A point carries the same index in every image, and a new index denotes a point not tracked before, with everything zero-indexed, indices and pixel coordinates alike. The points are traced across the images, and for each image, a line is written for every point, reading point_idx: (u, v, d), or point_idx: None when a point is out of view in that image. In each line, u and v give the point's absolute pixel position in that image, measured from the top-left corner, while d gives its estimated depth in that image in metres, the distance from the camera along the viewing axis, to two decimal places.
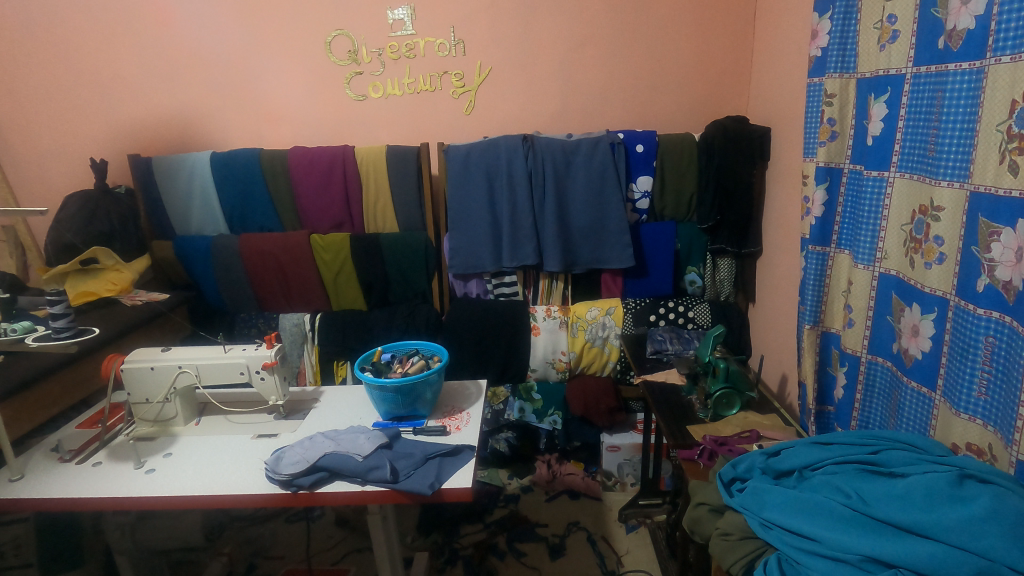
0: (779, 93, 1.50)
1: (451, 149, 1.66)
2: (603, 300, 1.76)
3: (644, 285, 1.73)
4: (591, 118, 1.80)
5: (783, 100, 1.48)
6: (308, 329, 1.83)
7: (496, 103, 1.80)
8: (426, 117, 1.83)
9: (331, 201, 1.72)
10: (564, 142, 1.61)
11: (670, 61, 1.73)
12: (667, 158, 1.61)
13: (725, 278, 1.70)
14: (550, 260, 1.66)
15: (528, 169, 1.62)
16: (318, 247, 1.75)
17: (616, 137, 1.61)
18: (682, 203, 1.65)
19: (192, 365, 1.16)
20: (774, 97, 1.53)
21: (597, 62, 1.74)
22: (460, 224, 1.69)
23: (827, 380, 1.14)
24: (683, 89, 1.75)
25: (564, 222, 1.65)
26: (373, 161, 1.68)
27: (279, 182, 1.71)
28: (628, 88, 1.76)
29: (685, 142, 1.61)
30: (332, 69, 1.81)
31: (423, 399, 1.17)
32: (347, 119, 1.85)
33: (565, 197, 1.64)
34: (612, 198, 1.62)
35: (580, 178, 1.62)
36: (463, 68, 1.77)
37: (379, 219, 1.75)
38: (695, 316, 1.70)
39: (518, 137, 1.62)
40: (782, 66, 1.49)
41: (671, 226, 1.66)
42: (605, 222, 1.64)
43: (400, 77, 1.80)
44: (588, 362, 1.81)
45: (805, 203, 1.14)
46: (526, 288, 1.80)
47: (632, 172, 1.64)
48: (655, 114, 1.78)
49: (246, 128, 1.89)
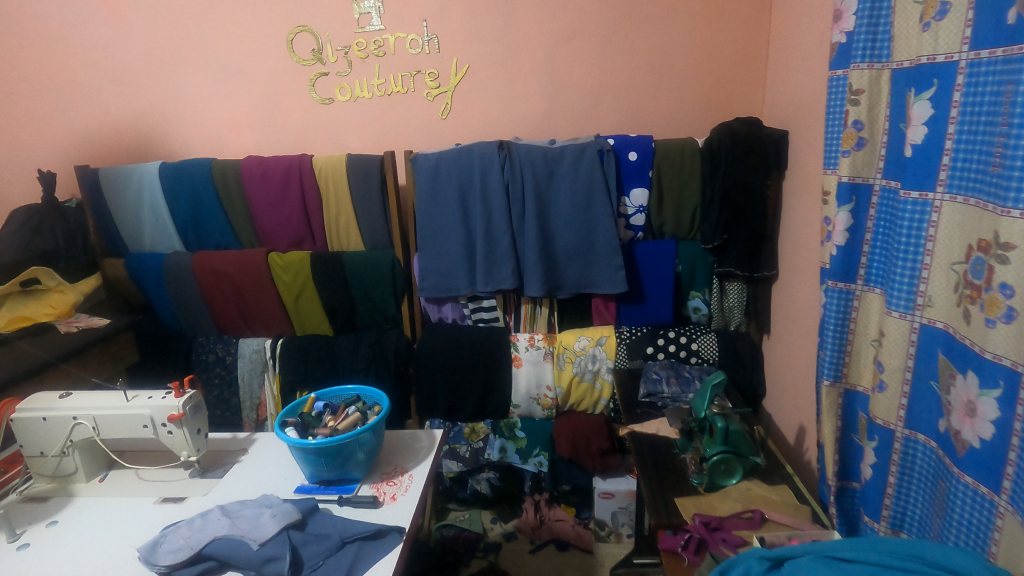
0: (798, 89, 1.26)
1: (420, 158, 1.46)
2: (594, 328, 1.55)
3: (641, 312, 1.51)
4: (582, 122, 1.58)
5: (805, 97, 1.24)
6: (268, 356, 1.66)
7: (475, 105, 1.60)
8: (399, 123, 1.64)
9: (289, 216, 1.54)
10: (545, 149, 1.40)
11: (671, 55, 1.51)
12: (665, 167, 1.38)
13: (735, 305, 1.46)
14: (530, 285, 1.45)
15: (505, 181, 1.42)
16: (276, 267, 1.58)
17: (605, 143, 1.39)
18: (684, 219, 1.42)
19: (89, 417, 1.00)
20: (792, 95, 1.30)
21: (588, 58, 1.53)
22: (430, 243, 1.50)
23: (852, 450, 0.91)
24: (687, 87, 1.52)
25: (546, 240, 1.44)
26: (332, 172, 1.49)
27: (232, 195, 1.55)
28: (624, 87, 1.54)
29: (688, 147, 1.38)
30: (296, 70, 1.64)
31: (355, 461, 0.98)
32: (313, 124, 1.68)
33: (547, 212, 1.43)
34: (602, 212, 1.40)
35: (565, 190, 1.41)
36: (438, 67, 1.58)
37: (342, 237, 1.57)
38: (700, 350, 1.47)
39: (493, 144, 1.42)
40: (802, 58, 1.25)
41: (672, 245, 1.44)
42: (593, 240, 1.43)
43: (369, 78, 1.62)
44: (577, 399, 1.59)
45: (825, 225, 0.89)
46: (506, 313, 1.60)
47: (625, 184, 1.41)
48: (655, 116, 1.56)
49: (206, 135, 1.73)
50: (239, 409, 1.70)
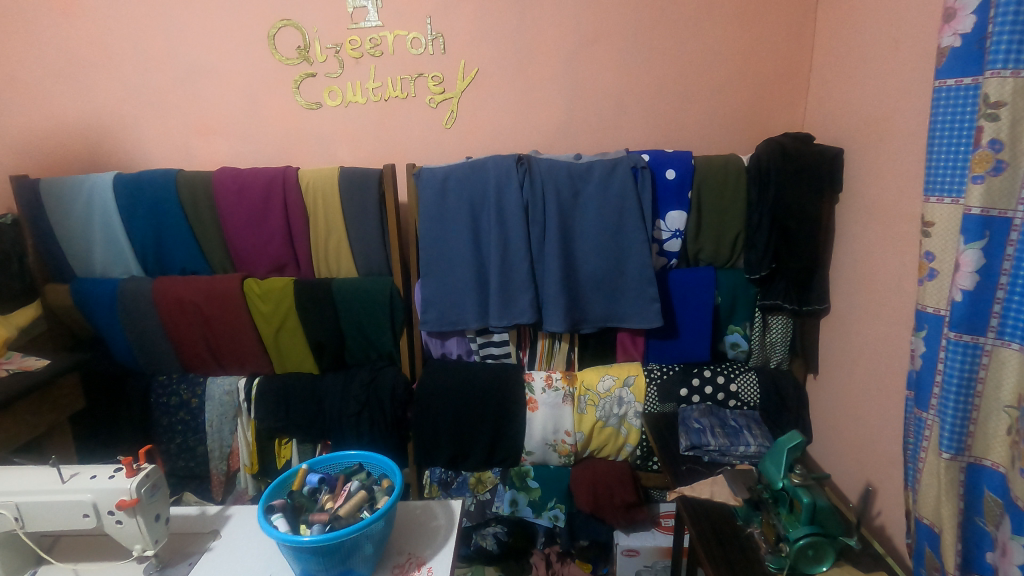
0: (859, 103, 1.12)
1: (424, 172, 1.28)
2: (620, 366, 1.38)
3: (673, 349, 1.34)
4: (604, 135, 1.42)
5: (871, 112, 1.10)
6: (242, 398, 1.44)
7: (485, 115, 1.42)
8: (397, 133, 1.45)
9: (269, 237, 1.33)
10: (570, 165, 1.24)
11: (704, 64, 1.36)
12: (705, 187, 1.23)
13: (778, 340, 1.31)
14: (551, 320, 1.27)
15: (524, 201, 1.24)
16: (254, 296, 1.36)
17: (638, 158, 1.22)
18: (725, 246, 1.26)
19: (9, 505, 0.77)
20: (849, 109, 1.16)
21: (612, 64, 1.37)
22: (436, 271, 1.31)
23: (975, 536, 0.77)
24: (720, 99, 1.38)
25: (569, 268, 1.26)
26: (322, 188, 1.28)
27: (201, 213, 1.32)
28: (652, 98, 1.39)
29: (732, 165, 1.22)
30: (279, 70, 1.43)
31: (360, 555, 0.78)
32: (297, 132, 1.47)
33: (571, 237, 1.26)
34: (634, 238, 1.24)
35: (592, 213, 1.24)
36: (443, 70, 1.40)
37: (332, 261, 1.36)
38: (739, 392, 1.31)
39: (511, 158, 1.24)
40: (865, 68, 1.11)
41: (711, 274, 1.28)
42: (623, 268, 1.26)
43: (363, 80, 1.42)
44: (599, 445, 1.40)
45: (925, 259, 0.82)
46: (520, 349, 1.41)
47: (659, 205, 1.25)
48: (685, 130, 1.41)
49: (171, 143, 1.51)
50: (206, 460, 1.46)
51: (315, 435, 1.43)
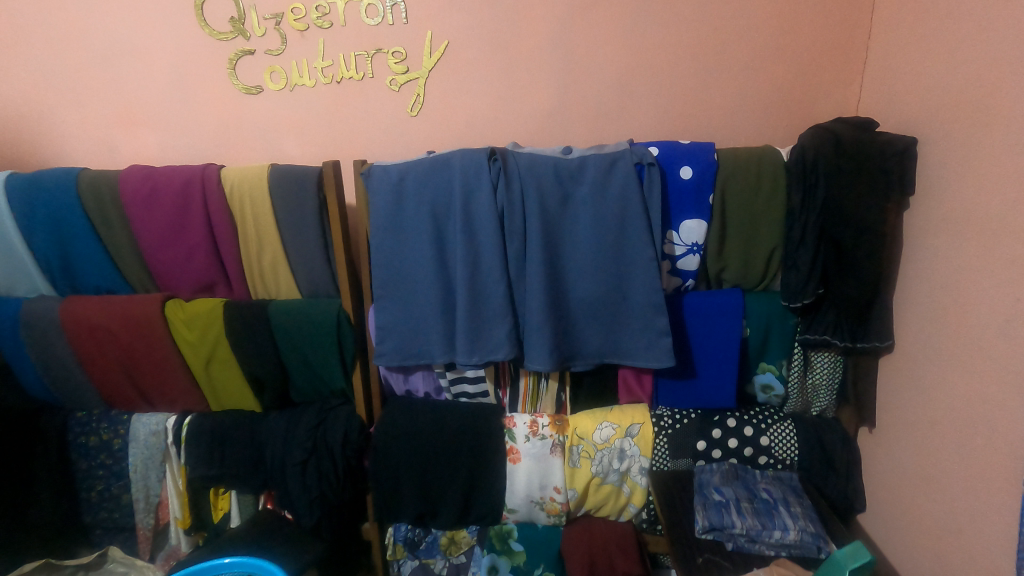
0: (956, 84, 0.85)
1: (376, 170, 1.02)
2: (622, 410, 1.11)
3: (689, 392, 1.07)
4: (604, 123, 1.15)
5: (972, 89, 0.81)
6: (170, 441, 1.21)
7: (458, 99, 1.16)
8: (353, 123, 1.20)
9: (191, 252, 1.09)
10: (556, 160, 0.97)
11: (732, 32, 1.08)
12: (731, 189, 0.95)
13: (823, 383, 1.03)
14: (534, 357, 1.01)
15: (498, 208, 0.98)
16: (176, 322, 1.13)
17: (645, 153, 0.94)
18: (756, 265, 0.98)
19: None
20: (940, 90, 0.88)
21: (614, 35, 1.10)
22: (394, 293, 1.06)
23: None
24: (751, 77, 1.10)
25: (556, 292, 1.00)
26: (250, 191, 1.03)
27: (110, 222, 1.09)
28: (664, 77, 1.11)
29: (768, 158, 0.94)
30: (211, 48, 1.19)
31: None
32: (237, 123, 1.23)
33: (558, 252, 0.99)
34: (638, 254, 0.97)
35: (586, 222, 0.97)
36: (406, 44, 1.14)
37: (269, 279, 1.11)
38: (771, 447, 1.05)
39: (482, 151, 0.98)
40: (973, 32, 0.82)
41: (738, 300, 1.00)
42: (624, 292, 1.00)
43: (310, 58, 1.17)
44: (597, 503, 1.13)
45: None
46: (499, 388, 1.15)
47: (671, 212, 0.97)
48: (706, 116, 1.13)
49: (92, 137, 1.28)
50: (131, 511, 1.25)
51: (256, 486, 1.19)
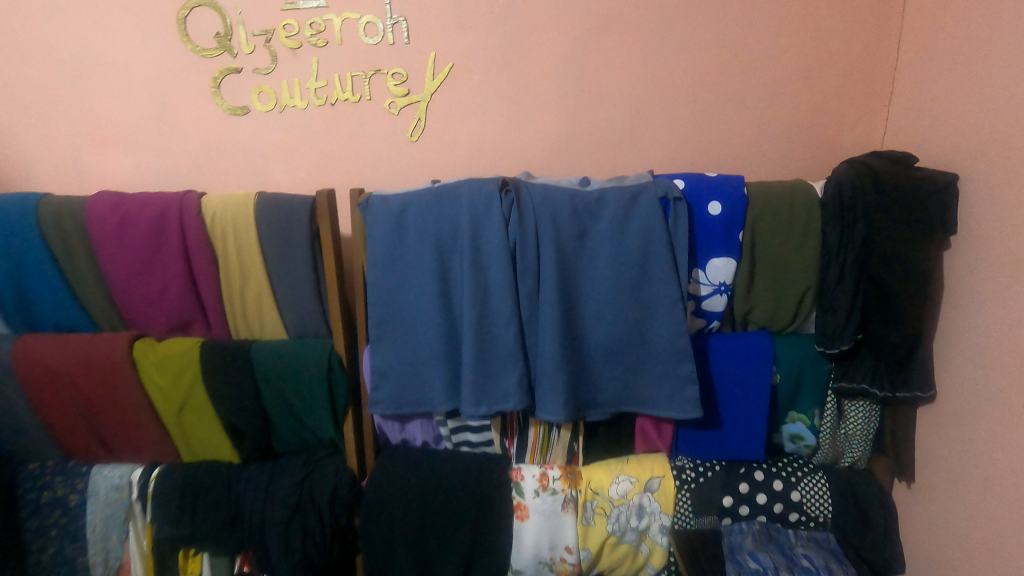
0: (1002, 120, 0.80)
1: (375, 201, 0.94)
2: (639, 462, 1.02)
3: (712, 442, 0.99)
4: (618, 152, 1.08)
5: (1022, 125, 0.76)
6: (134, 497, 1.08)
7: (461, 125, 1.09)
8: (347, 148, 1.12)
9: (165, 287, 0.98)
10: (574, 193, 0.89)
11: (753, 60, 1.02)
12: (762, 226, 0.88)
13: (857, 434, 0.95)
14: (546, 407, 0.92)
15: (509, 243, 0.89)
16: (146, 364, 1.01)
17: (670, 186, 0.87)
18: (786, 307, 0.91)
19: None
20: (983, 125, 0.83)
21: (629, 60, 1.04)
22: (393, 334, 0.97)
23: None
24: (772, 107, 1.04)
25: (571, 336, 0.92)
26: (234, 222, 0.93)
27: (74, 253, 0.98)
28: (681, 106, 1.05)
29: (800, 194, 0.88)
30: (193, 64, 1.10)
31: None
32: (219, 146, 1.14)
33: (574, 292, 0.91)
34: (662, 295, 0.89)
35: (605, 260, 0.89)
36: (406, 65, 1.06)
37: (252, 317, 1.00)
38: (802, 503, 0.97)
39: (493, 181, 0.89)
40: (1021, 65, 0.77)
41: (769, 345, 0.93)
42: (645, 335, 0.92)
43: (303, 78, 1.09)
44: (610, 564, 1.03)
45: None
46: (505, 437, 1.05)
47: (698, 250, 0.89)
48: (725, 147, 1.07)
49: (58, 158, 1.17)
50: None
51: (231, 548, 1.07)
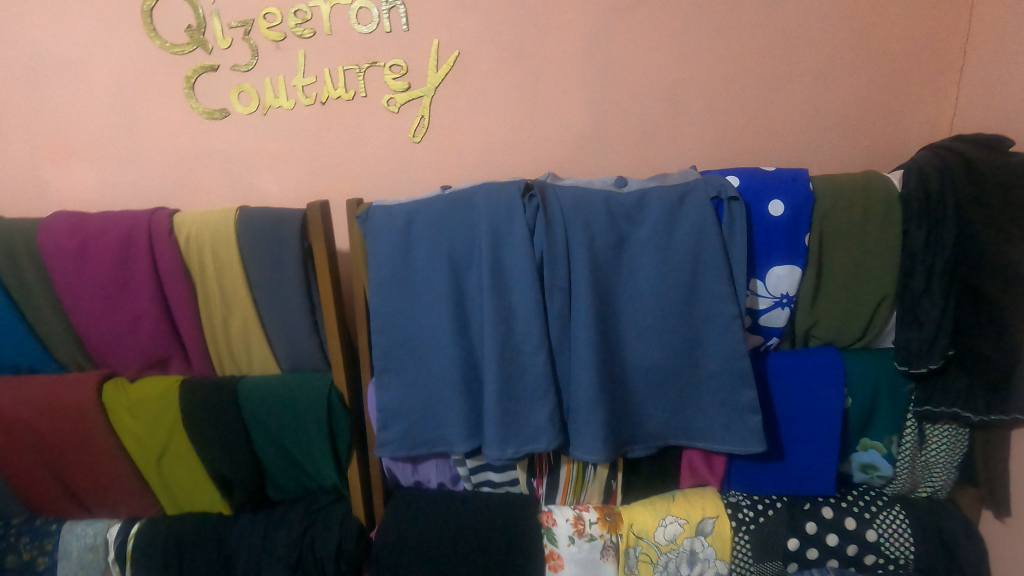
0: None
1: (378, 211, 0.81)
2: (687, 500, 0.89)
3: (773, 477, 0.86)
4: (650, 148, 0.96)
5: None
6: (111, 558, 0.95)
7: (472, 122, 0.96)
8: (342, 153, 0.99)
9: (134, 320, 0.84)
10: (609, 196, 0.76)
11: (802, 38, 0.90)
12: (830, 226, 0.76)
13: (941, 461, 0.83)
14: (583, 445, 0.79)
15: (536, 257, 0.76)
16: (119, 409, 0.88)
17: (722, 184, 0.75)
18: (858, 320, 0.79)
19: None
20: None
21: (661, 42, 0.91)
22: (402, 366, 0.84)
23: None
24: (825, 91, 0.92)
25: (610, 362, 0.79)
26: (213, 243, 0.80)
27: (28, 283, 0.85)
28: (721, 92, 0.92)
29: (876, 188, 0.75)
30: (162, 63, 0.96)
31: None
32: (195, 156, 1.00)
33: (612, 311, 0.78)
34: (717, 312, 0.76)
35: (648, 272, 0.77)
36: (406, 56, 0.93)
37: (239, 350, 0.87)
38: (880, 543, 0.84)
39: (514, 186, 0.77)
40: None
41: (839, 365, 0.80)
42: (696, 358, 0.79)
43: (288, 74, 0.95)
44: None
45: None
46: (533, 477, 0.91)
47: (756, 258, 0.76)
48: (771, 138, 0.94)
49: (15, 175, 1.03)
50: None
51: None
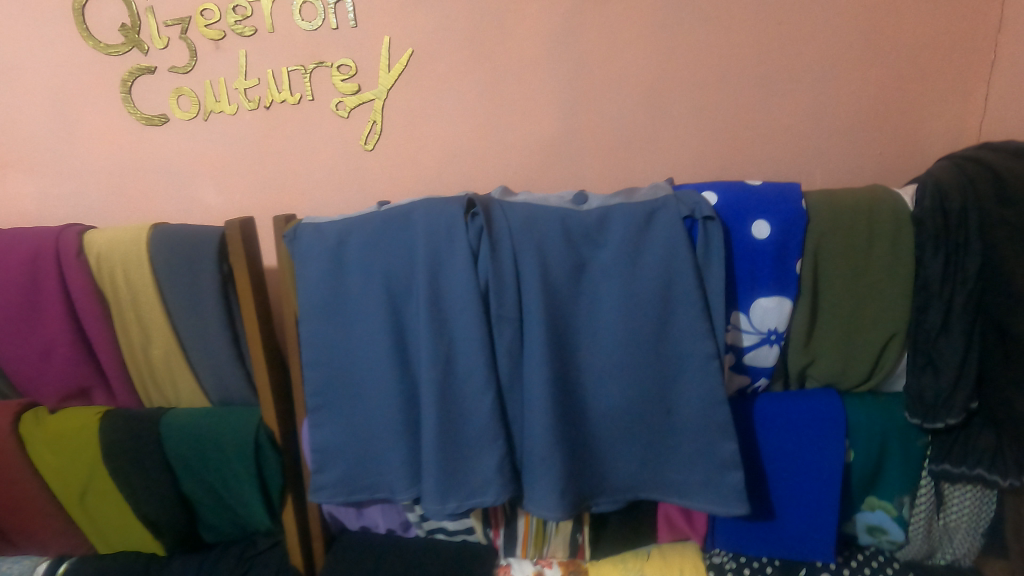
0: None
1: (309, 230, 0.72)
2: (664, 560, 0.77)
3: (762, 537, 0.74)
4: (629, 156, 0.85)
5: None
6: None
7: (430, 128, 0.86)
8: (290, 162, 0.90)
9: (47, 346, 0.77)
10: (565, 215, 0.66)
11: (803, 30, 0.78)
12: (827, 251, 0.64)
13: (963, 525, 0.69)
14: (537, 500, 0.69)
15: (480, 285, 0.66)
16: (38, 443, 0.80)
17: (697, 202, 0.64)
18: (862, 361, 0.67)
19: None
20: None
21: (639, 36, 0.80)
22: (336, 402, 0.74)
23: None
24: (830, 90, 0.80)
25: (568, 406, 0.68)
26: (125, 265, 0.72)
27: None
28: (709, 93, 0.81)
29: (884, 206, 0.63)
30: (97, 65, 0.89)
31: None
32: (136, 165, 0.93)
33: (570, 347, 0.68)
34: (690, 350, 0.65)
35: (611, 303, 0.66)
36: (355, 55, 0.84)
37: (164, 381, 0.79)
38: None
39: (456, 203, 0.67)
40: None
41: (840, 413, 0.68)
42: (669, 403, 0.68)
43: (229, 75, 0.87)
44: None
45: None
46: (489, 527, 0.81)
47: (739, 287, 0.65)
48: (767, 145, 0.83)
49: None
50: None
51: None
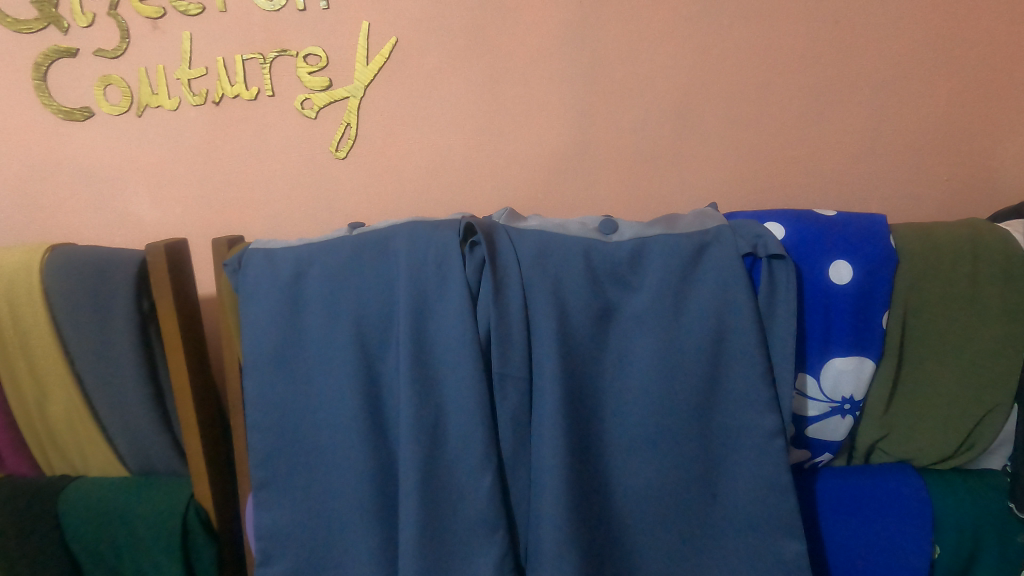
0: None
1: (262, 259, 0.57)
2: None
3: None
4: (653, 174, 0.71)
5: None
6: None
7: (415, 134, 0.72)
8: (243, 170, 0.74)
9: None
10: (590, 247, 0.52)
11: (861, 31, 0.66)
12: (921, 304, 0.52)
13: None
14: None
15: (479, 333, 0.51)
16: None
17: (760, 236, 0.51)
18: (956, 436, 0.53)
19: None
20: None
21: (669, 31, 0.67)
22: (288, 476, 0.58)
23: None
24: (890, 104, 0.68)
25: (587, 489, 0.53)
26: (12, 298, 0.57)
27: None
28: (750, 101, 0.68)
29: (988, 252, 0.52)
30: (4, 43, 0.72)
31: None
32: (53, 167, 0.76)
33: (591, 413, 0.53)
34: (747, 421, 0.51)
35: (645, 359, 0.51)
36: (326, 42, 0.69)
37: (68, 444, 0.62)
38: None
39: (450, 229, 0.53)
40: None
41: (927, 500, 0.54)
42: (716, 487, 0.53)
43: (170, 62, 0.71)
44: None
45: None
46: None
47: (809, 343, 0.52)
48: (816, 164, 0.70)
49: None
50: None
51: None
